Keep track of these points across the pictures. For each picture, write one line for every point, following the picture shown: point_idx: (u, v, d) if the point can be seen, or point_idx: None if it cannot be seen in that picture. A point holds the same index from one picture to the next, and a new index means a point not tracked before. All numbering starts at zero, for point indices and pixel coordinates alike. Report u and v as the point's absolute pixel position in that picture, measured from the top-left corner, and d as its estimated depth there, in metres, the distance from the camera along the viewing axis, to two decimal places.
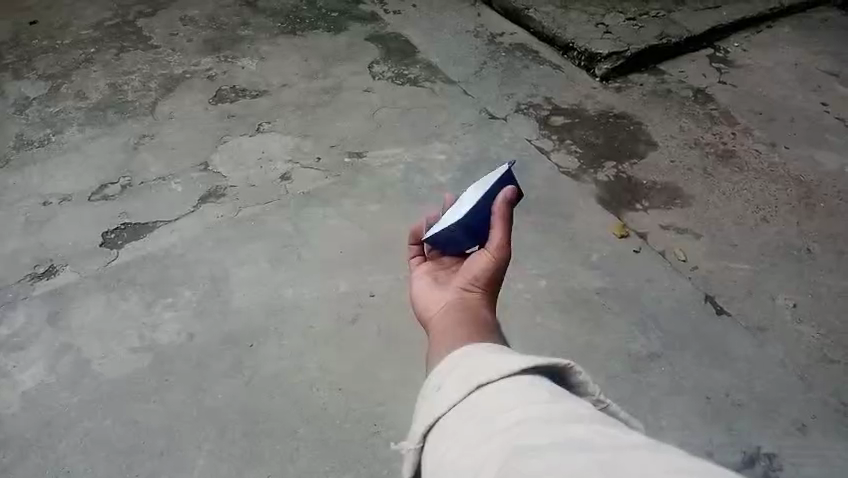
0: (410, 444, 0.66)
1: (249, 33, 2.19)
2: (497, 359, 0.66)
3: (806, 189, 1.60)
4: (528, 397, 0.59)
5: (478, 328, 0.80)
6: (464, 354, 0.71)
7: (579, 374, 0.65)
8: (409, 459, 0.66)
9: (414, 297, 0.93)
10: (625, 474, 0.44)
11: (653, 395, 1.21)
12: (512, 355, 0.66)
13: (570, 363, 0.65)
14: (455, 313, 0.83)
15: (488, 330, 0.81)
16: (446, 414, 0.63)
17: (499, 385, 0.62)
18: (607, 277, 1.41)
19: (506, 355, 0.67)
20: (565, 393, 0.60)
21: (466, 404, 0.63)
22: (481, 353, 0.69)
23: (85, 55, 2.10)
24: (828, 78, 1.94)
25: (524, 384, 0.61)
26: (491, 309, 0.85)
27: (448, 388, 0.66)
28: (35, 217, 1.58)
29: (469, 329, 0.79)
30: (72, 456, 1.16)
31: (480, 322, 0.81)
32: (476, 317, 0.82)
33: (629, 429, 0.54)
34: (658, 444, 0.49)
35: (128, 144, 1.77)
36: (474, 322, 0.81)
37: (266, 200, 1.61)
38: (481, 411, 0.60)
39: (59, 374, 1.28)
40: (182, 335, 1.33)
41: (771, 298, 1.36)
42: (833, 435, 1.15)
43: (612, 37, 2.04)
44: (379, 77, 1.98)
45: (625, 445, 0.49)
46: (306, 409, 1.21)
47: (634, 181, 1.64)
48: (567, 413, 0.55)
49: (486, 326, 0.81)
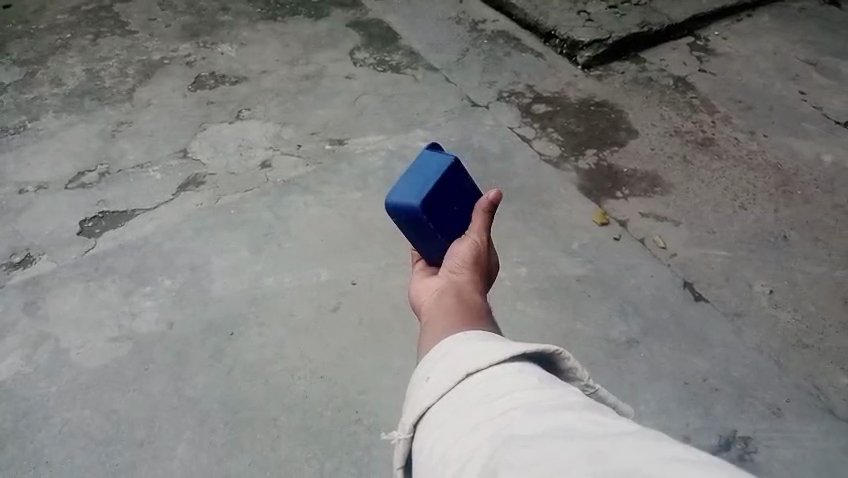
0: (399, 434, 0.65)
1: (229, 19, 2.16)
2: (485, 345, 0.65)
3: (784, 177, 1.62)
4: (517, 384, 0.58)
5: (469, 313, 0.79)
6: (453, 339, 0.70)
7: (567, 359, 0.66)
8: (399, 449, 0.66)
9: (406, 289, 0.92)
10: (615, 462, 0.43)
11: (632, 380, 1.22)
12: (502, 342, 0.65)
13: (558, 349, 0.65)
14: (445, 298, 0.83)
15: (480, 314, 0.80)
16: (435, 403, 0.62)
17: (488, 373, 0.61)
18: (587, 265, 1.42)
19: (495, 342, 0.66)
20: (553, 379, 0.60)
21: (455, 392, 0.62)
22: (469, 339, 0.69)
23: (61, 40, 2.06)
24: (806, 67, 1.96)
25: (513, 371, 0.60)
26: (482, 292, 0.85)
27: (437, 376, 0.65)
28: (10, 205, 1.55)
29: (460, 314, 0.79)
30: (50, 446, 1.15)
31: (472, 306, 0.81)
32: (466, 301, 0.82)
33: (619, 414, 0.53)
34: (647, 430, 0.48)
35: (105, 131, 1.75)
36: (464, 306, 0.80)
37: (246, 188, 1.59)
38: (470, 400, 0.59)
39: (36, 364, 1.26)
40: (162, 324, 1.32)
41: (748, 285, 1.38)
42: (807, 418, 1.17)
43: (593, 25, 2.04)
44: (361, 64, 1.96)
45: (614, 431, 0.48)
46: (287, 398, 1.21)
47: (614, 169, 1.65)
48: (555, 401, 0.54)
49: (477, 310, 0.80)
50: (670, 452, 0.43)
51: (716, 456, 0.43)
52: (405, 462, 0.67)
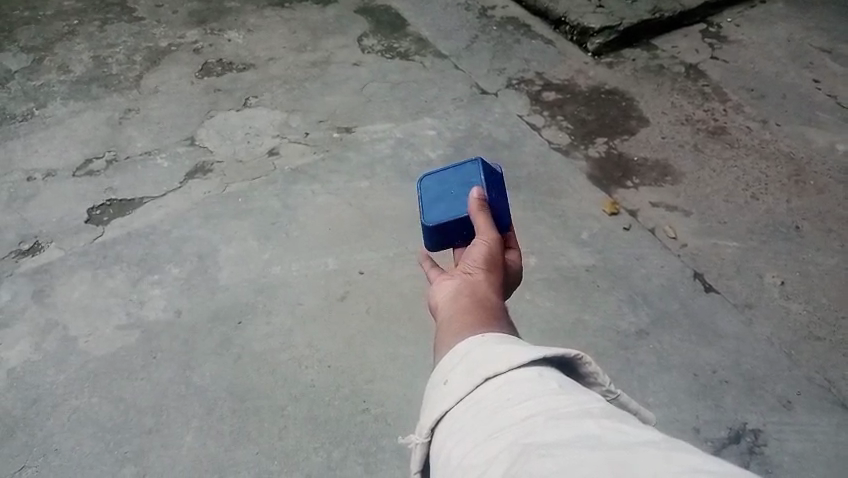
0: (418, 438, 0.64)
1: (236, 5, 2.14)
2: (505, 349, 0.65)
3: (797, 166, 1.60)
4: (536, 390, 0.57)
5: (484, 314, 0.78)
6: (472, 343, 0.69)
7: (588, 365, 0.65)
8: (416, 453, 0.65)
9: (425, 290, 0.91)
10: (637, 474, 0.42)
11: (640, 372, 1.22)
12: (523, 347, 0.65)
13: (580, 354, 0.64)
14: (459, 298, 0.81)
15: (496, 314, 0.79)
16: (454, 407, 0.62)
17: (508, 377, 0.60)
18: (596, 255, 1.40)
19: (515, 345, 0.66)
20: (573, 386, 0.59)
21: (473, 396, 0.61)
22: (489, 343, 0.68)
23: (68, 27, 2.05)
24: (820, 55, 1.93)
25: (533, 376, 0.60)
26: (497, 291, 0.83)
27: (456, 380, 0.64)
28: (18, 192, 1.55)
29: (475, 315, 0.78)
30: (59, 434, 1.15)
31: (486, 308, 0.79)
32: (481, 301, 0.80)
33: (641, 423, 0.53)
34: (669, 442, 0.47)
35: (112, 118, 1.74)
36: (479, 307, 0.79)
37: (253, 176, 1.59)
38: (489, 405, 0.59)
39: (45, 352, 1.27)
40: (170, 312, 1.32)
41: (759, 277, 1.37)
42: (818, 411, 1.16)
43: (605, 11, 2.02)
44: (369, 51, 1.95)
45: (637, 442, 0.47)
46: (294, 387, 1.21)
47: (624, 158, 1.63)
48: (575, 408, 0.54)
49: (492, 310, 0.79)
50: (693, 466, 0.42)
51: (742, 470, 0.42)
52: (423, 466, 0.66)
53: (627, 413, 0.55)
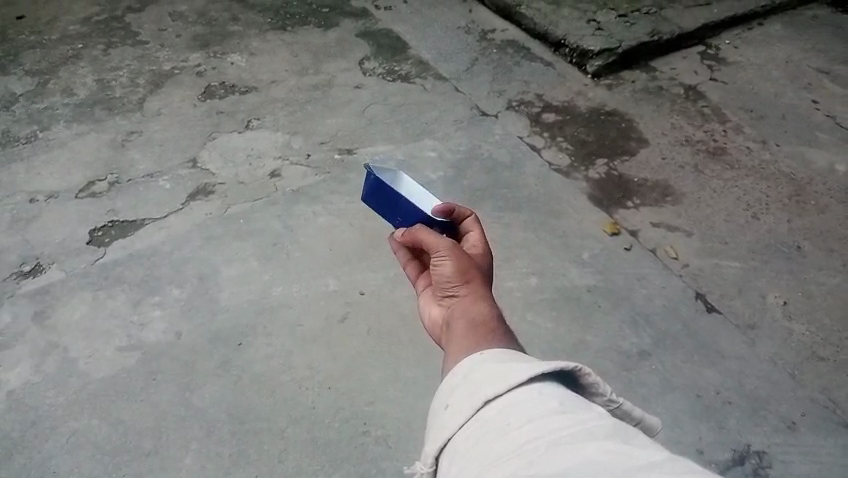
0: (422, 466, 0.64)
1: (239, 29, 2.17)
2: (502, 368, 0.64)
3: (797, 186, 1.60)
4: (537, 411, 0.57)
5: (479, 331, 0.77)
6: (469, 364, 0.68)
7: (588, 376, 0.64)
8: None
9: (425, 316, 0.90)
10: None
11: (643, 393, 1.21)
12: (521, 363, 0.64)
13: (579, 367, 0.63)
14: (454, 323, 0.81)
15: (491, 328, 0.78)
16: (456, 433, 0.61)
17: (508, 399, 0.60)
18: (598, 276, 1.40)
19: (512, 363, 0.65)
20: (574, 402, 0.59)
21: (474, 422, 0.60)
22: (486, 362, 0.67)
23: (73, 51, 2.08)
24: (818, 76, 1.95)
25: (533, 396, 0.59)
26: (488, 299, 0.82)
27: (455, 405, 0.64)
28: (21, 214, 1.56)
29: (472, 334, 0.77)
30: (57, 457, 1.14)
31: (482, 325, 0.78)
32: (475, 318, 0.79)
33: (645, 440, 0.52)
34: (672, 463, 0.47)
35: (115, 141, 1.75)
36: (473, 326, 0.78)
37: (255, 197, 1.59)
38: (490, 430, 0.58)
39: (45, 373, 1.26)
40: (170, 334, 1.32)
41: (762, 296, 1.36)
42: (823, 432, 1.15)
43: (604, 34, 2.03)
44: (370, 73, 1.96)
45: (640, 465, 0.47)
46: (294, 409, 1.20)
47: (625, 178, 1.64)
48: (577, 429, 0.53)
49: (486, 326, 0.78)
50: None
51: None
52: None
53: (631, 428, 0.55)
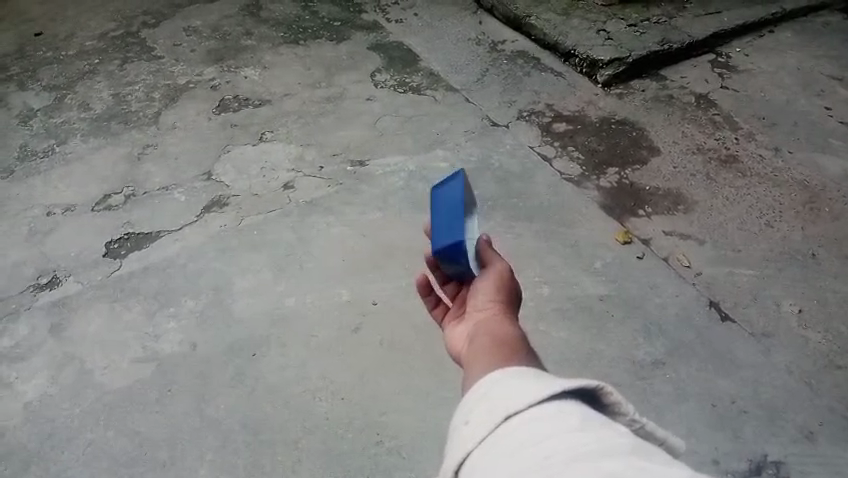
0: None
1: (252, 43, 2.19)
2: (524, 386, 0.64)
3: (811, 193, 1.59)
4: (557, 426, 0.57)
5: (504, 348, 0.78)
6: (491, 382, 0.69)
7: (611, 395, 0.63)
8: None
9: (446, 341, 0.90)
10: None
11: (656, 402, 1.20)
12: (544, 382, 0.64)
13: (603, 385, 0.63)
14: (479, 339, 0.82)
15: (516, 346, 0.79)
16: (476, 448, 0.61)
17: (528, 415, 0.60)
18: (610, 285, 1.40)
19: (534, 381, 0.65)
20: (596, 419, 0.58)
21: (495, 437, 0.61)
22: (508, 379, 0.68)
23: (89, 66, 2.11)
24: (831, 83, 1.94)
25: (554, 412, 0.59)
26: (513, 323, 0.84)
27: (476, 420, 0.64)
28: (38, 227, 1.59)
29: (496, 352, 0.77)
30: (74, 468, 1.16)
31: (507, 343, 0.79)
32: (499, 335, 0.80)
33: (668, 458, 0.51)
34: None
35: (131, 154, 1.78)
36: (499, 341, 0.79)
37: (268, 209, 1.61)
38: (511, 445, 0.58)
39: (61, 385, 1.28)
40: (185, 345, 1.33)
41: (777, 305, 1.35)
42: (842, 442, 1.14)
43: (613, 43, 2.04)
44: (382, 86, 1.98)
45: None
46: (308, 420, 1.21)
47: (636, 187, 1.64)
48: (597, 446, 0.53)
49: (511, 344, 0.79)
50: None
51: None
52: None
53: (654, 447, 0.54)
